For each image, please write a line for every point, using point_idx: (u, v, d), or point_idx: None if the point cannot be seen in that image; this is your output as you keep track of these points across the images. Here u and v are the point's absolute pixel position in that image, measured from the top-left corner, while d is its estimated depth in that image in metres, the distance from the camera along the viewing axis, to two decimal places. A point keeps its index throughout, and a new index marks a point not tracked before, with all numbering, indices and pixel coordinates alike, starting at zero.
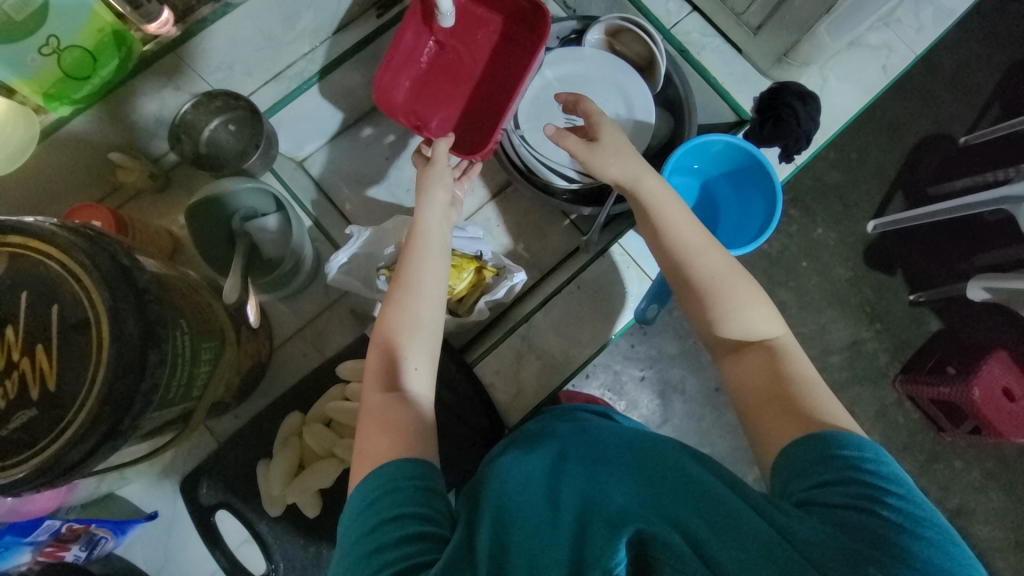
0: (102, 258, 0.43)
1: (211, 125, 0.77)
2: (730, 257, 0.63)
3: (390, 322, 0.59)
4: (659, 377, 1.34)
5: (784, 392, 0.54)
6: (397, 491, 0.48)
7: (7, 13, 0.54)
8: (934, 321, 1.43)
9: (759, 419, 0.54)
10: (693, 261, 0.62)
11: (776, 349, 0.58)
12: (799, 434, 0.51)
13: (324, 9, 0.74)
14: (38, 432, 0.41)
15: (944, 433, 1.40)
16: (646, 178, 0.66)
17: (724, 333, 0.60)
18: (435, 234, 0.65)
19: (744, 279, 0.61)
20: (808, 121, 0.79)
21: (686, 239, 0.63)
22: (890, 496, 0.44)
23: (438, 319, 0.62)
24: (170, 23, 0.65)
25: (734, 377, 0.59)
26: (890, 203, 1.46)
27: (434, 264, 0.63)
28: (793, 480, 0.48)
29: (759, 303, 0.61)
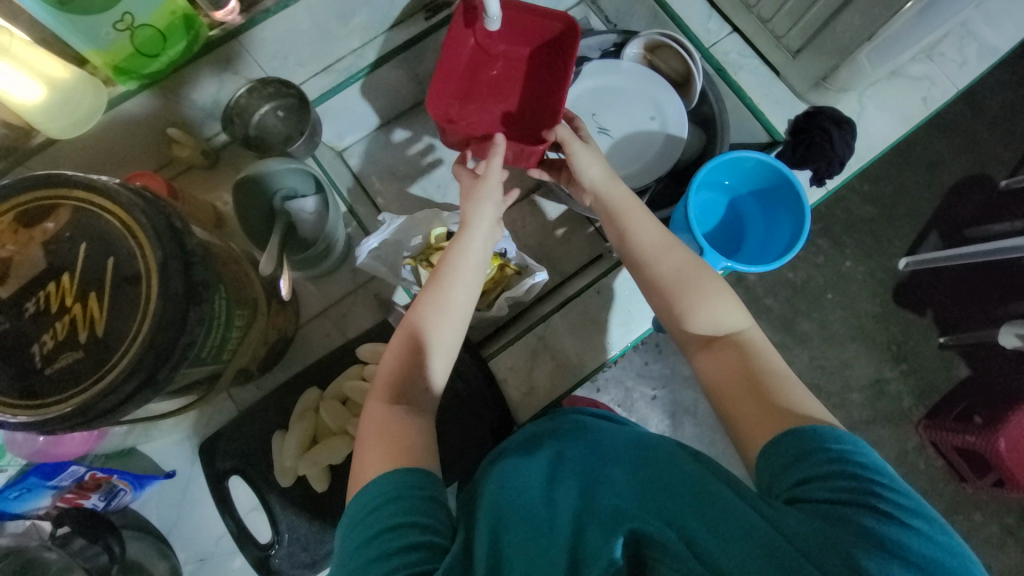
0: (157, 218, 0.46)
1: (260, 110, 0.81)
2: (690, 252, 0.64)
3: (422, 307, 0.61)
4: (670, 398, 1.34)
5: (754, 384, 0.55)
6: (398, 501, 0.49)
7: None
8: (962, 366, 1.39)
9: (734, 423, 0.55)
10: (654, 261, 0.64)
11: (742, 342, 0.59)
12: (776, 431, 0.51)
13: (378, 7, 0.76)
14: (82, 373, 0.44)
15: (966, 483, 1.35)
16: (617, 183, 0.69)
17: (692, 328, 0.61)
18: (474, 252, 0.65)
19: (706, 273, 0.62)
20: (842, 145, 0.78)
21: (648, 241, 0.65)
22: (879, 487, 0.44)
23: (460, 329, 0.62)
24: (235, 12, 0.68)
25: (706, 372, 0.59)
26: (924, 241, 1.43)
27: (467, 277, 0.64)
28: (776, 479, 0.48)
29: (723, 295, 0.61)
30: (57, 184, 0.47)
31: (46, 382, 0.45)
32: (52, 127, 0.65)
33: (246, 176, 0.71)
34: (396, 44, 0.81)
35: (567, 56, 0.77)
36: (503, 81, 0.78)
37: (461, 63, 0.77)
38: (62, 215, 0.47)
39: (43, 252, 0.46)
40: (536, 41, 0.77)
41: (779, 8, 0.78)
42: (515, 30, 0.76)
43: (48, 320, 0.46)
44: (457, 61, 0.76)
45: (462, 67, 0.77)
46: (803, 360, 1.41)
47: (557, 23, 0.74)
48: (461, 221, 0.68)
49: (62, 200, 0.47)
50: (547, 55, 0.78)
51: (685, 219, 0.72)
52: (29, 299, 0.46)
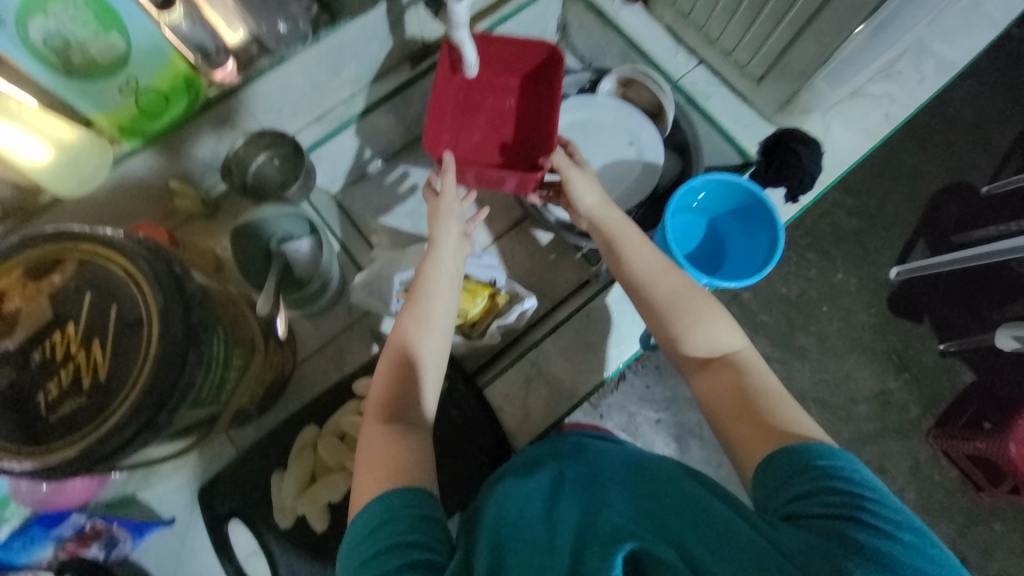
0: (159, 266, 0.49)
1: (257, 159, 0.84)
2: (688, 276, 0.66)
3: (405, 327, 0.63)
4: (674, 421, 1.33)
5: (747, 401, 0.56)
6: (394, 520, 0.50)
7: (94, 56, 0.60)
8: (966, 373, 1.39)
9: (731, 439, 0.55)
10: (654, 282, 0.65)
11: (738, 362, 0.60)
12: (770, 448, 0.52)
13: (366, 60, 0.82)
14: (84, 419, 0.46)
15: (983, 491, 1.32)
16: (615, 211, 0.72)
17: (690, 351, 0.62)
18: (447, 268, 0.67)
19: (701, 294, 0.64)
20: (811, 163, 0.82)
21: (649, 264, 0.67)
22: (868, 502, 0.45)
23: (443, 348, 0.64)
24: (232, 72, 0.72)
25: (702, 393, 0.60)
26: (912, 250, 1.46)
27: (445, 294, 0.66)
28: (773, 496, 0.49)
29: (717, 316, 0.63)
30: (65, 237, 0.49)
31: (49, 428, 0.46)
32: (60, 185, 0.69)
33: (247, 218, 0.74)
34: (384, 93, 0.87)
35: (552, 82, 0.81)
36: (493, 113, 0.83)
37: (453, 99, 0.82)
38: (69, 266, 0.49)
39: (49, 302, 0.49)
40: (523, 71, 0.82)
41: (740, 40, 0.83)
42: (500, 62, 0.81)
43: (53, 367, 0.48)
44: (447, 100, 0.81)
45: (450, 105, 0.82)
46: (806, 375, 1.41)
47: (541, 50, 0.79)
48: (429, 240, 0.69)
49: (69, 251, 0.49)
50: (534, 83, 0.83)
51: (665, 241, 0.75)
52: (35, 349, 0.48)
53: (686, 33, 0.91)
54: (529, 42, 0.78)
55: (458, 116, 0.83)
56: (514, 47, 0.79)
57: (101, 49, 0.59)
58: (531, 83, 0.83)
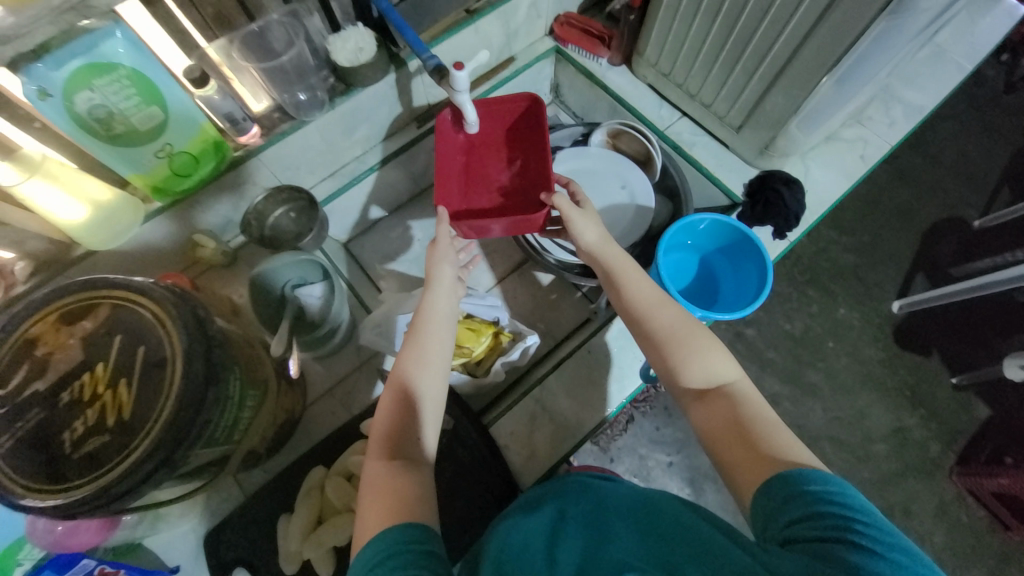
0: (184, 308, 0.53)
1: (275, 213, 0.90)
2: (685, 312, 0.68)
3: (404, 366, 0.65)
4: (687, 464, 1.30)
5: (742, 429, 0.56)
6: (395, 555, 0.49)
7: (136, 125, 0.67)
8: (981, 406, 1.36)
9: (729, 470, 0.55)
10: (652, 316, 0.68)
11: (734, 393, 0.60)
12: (764, 475, 0.51)
13: (376, 123, 0.91)
14: (106, 456, 0.48)
15: (1012, 532, 1.26)
16: (614, 246, 0.75)
17: (687, 382, 0.63)
18: (442, 307, 0.71)
19: (700, 328, 0.66)
20: (794, 202, 0.87)
21: (647, 298, 0.69)
22: (861, 524, 0.44)
23: (441, 387, 0.66)
24: (256, 136, 0.80)
25: (699, 423, 0.60)
26: (912, 284, 1.48)
27: (442, 334, 0.68)
28: (769, 523, 0.48)
29: (713, 348, 0.64)
30: (100, 286, 0.54)
31: (72, 467, 0.48)
32: (94, 241, 0.74)
33: (261, 267, 0.77)
34: (393, 149, 0.95)
35: (538, 128, 0.86)
36: (490, 169, 0.90)
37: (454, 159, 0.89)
38: (101, 312, 0.53)
39: (81, 345, 0.52)
40: (506, 122, 0.89)
41: (717, 94, 0.91)
42: (484, 118, 0.88)
43: (80, 408, 0.50)
44: (449, 156, 0.88)
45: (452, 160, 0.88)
46: (818, 413, 1.39)
47: (521, 101, 0.85)
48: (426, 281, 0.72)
49: (102, 298, 0.54)
50: (518, 132, 0.89)
51: (660, 277, 0.78)
52: (64, 390, 0.51)
53: (667, 89, 0.99)
54: (507, 96, 0.85)
55: (461, 175, 0.90)
56: (493, 102, 0.86)
57: (141, 118, 0.67)
58: (517, 131, 0.89)
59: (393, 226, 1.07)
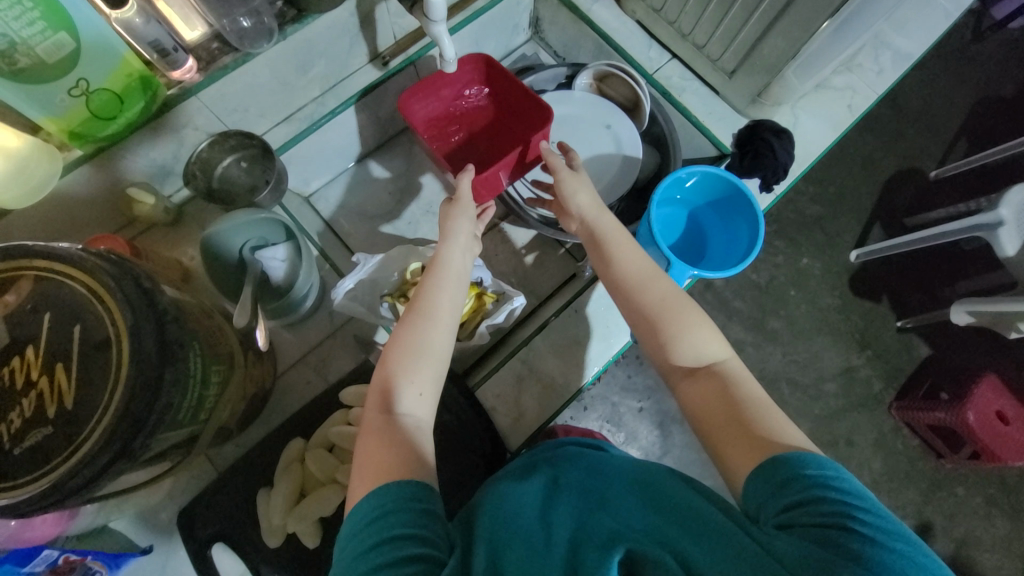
0: (126, 280, 0.46)
1: (223, 162, 0.81)
2: (675, 285, 0.67)
3: (409, 328, 0.61)
4: (656, 409, 1.35)
5: (734, 412, 0.56)
6: (395, 512, 0.47)
7: (42, 56, 0.55)
8: (923, 347, 1.47)
9: (720, 450, 0.55)
10: (645, 290, 0.66)
11: (725, 373, 0.60)
12: (760, 459, 0.51)
13: (336, 58, 0.80)
14: (53, 449, 0.43)
15: (944, 459, 1.40)
16: (605, 216, 0.72)
17: (677, 359, 0.62)
18: (454, 265, 0.67)
19: (689, 304, 0.65)
20: (783, 153, 0.84)
21: (637, 268, 0.68)
22: (858, 510, 0.44)
23: (447, 347, 0.62)
24: (193, 70, 0.68)
25: (690, 402, 0.60)
26: (870, 234, 1.53)
27: (451, 291, 0.65)
28: (762, 506, 0.48)
29: (702, 326, 0.64)
30: (17, 255, 0.46)
31: (15, 464, 0.43)
32: (7, 199, 0.63)
33: (212, 228, 0.68)
34: (357, 90, 0.84)
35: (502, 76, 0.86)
36: (481, 132, 0.90)
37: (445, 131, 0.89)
38: (23, 287, 0.45)
39: (5, 325, 0.45)
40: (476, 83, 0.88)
41: (711, 35, 0.84)
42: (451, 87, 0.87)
43: (13, 397, 0.44)
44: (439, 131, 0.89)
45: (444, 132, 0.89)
46: (777, 358, 1.46)
47: (476, 61, 0.85)
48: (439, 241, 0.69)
49: (22, 271, 0.45)
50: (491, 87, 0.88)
51: (651, 234, 0.75)
52: None
53: (658, 28, 0.92)
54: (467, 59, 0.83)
55: (457, 140, 0.90)
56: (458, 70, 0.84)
57: (49, 49, 0.55)
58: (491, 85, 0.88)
59: (359, 178, 0.97)
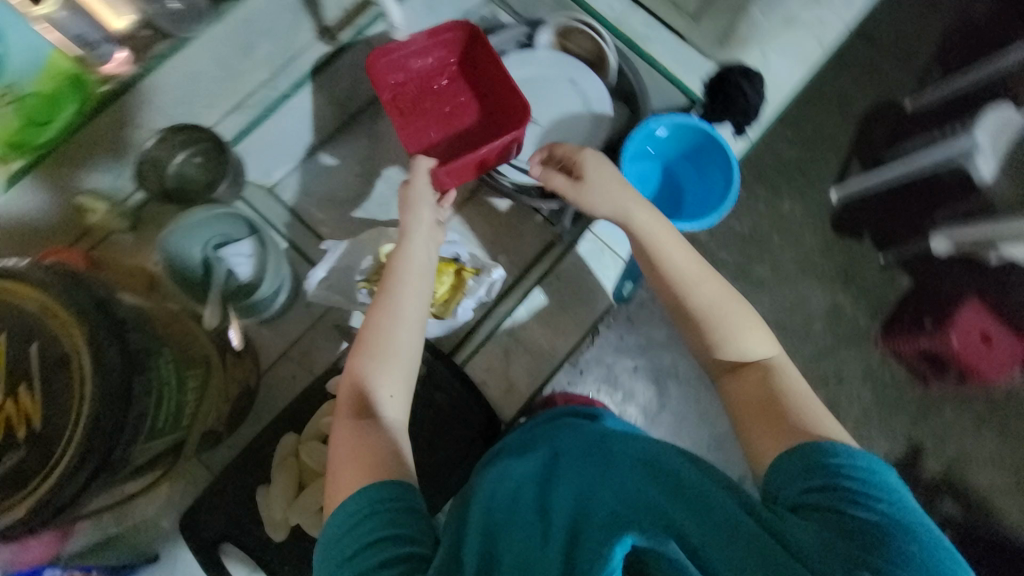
0: (80, 294, 0.44)
1: (175, 160, 0.76)
2: (726, 286, 0.65)
3: (375, 330, 0.60)
4: (651, 366, 1.33)
5: (780, 405, 0.57)
6: (374, 515, 0.47)
7: None
8: (906, 278, 1.49)
9: (748, 432, 0.57)
10: (691, 293, 0.64)
11: (772, 370, 0.60)
12: (786, 445, 0.53)
13: (278, 36, 0.77)
14: (29, 473, 0.42)
15: (932, 384, 1.44)
16: (636, 213, 0.67)
17: (722, 356, 0.62)
18: (418, 257, 0.65)
19: (741, 307, 0.64)
20: (754, 95, 0.82)
21: (685, 270, 0.65)
22: (877, 501, 0.46)
23: (416, 344, 0.61)
24: (127, 62, 0.68)
25: (733, 398, 0.60)
26: (849, 171, 1.53)
27: (417, 285, 0.63)
28: (784, 488, 0.50)
29: (753, 328, 0.63)
30: None
31: None
32: None
33: (167, 232, 0.66)
34: (305, 70, 0.80)
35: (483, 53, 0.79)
36: (448, 111, 0.81)
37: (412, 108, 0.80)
38: None
39: None
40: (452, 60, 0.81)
41: None
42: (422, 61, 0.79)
43: None
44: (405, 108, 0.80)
45: (408, 109, 0.80)
46: (765, 305, 1.47)
47: (456, 31, 0.78)
48: (400, 229, 0.66)
49: None
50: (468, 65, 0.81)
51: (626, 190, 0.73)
52: None
53: None
54: (443, 28, 0.77)
55: (430, 119, 0.81)
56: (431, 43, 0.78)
57: None
58: (470, 64, 0.81)
59: None
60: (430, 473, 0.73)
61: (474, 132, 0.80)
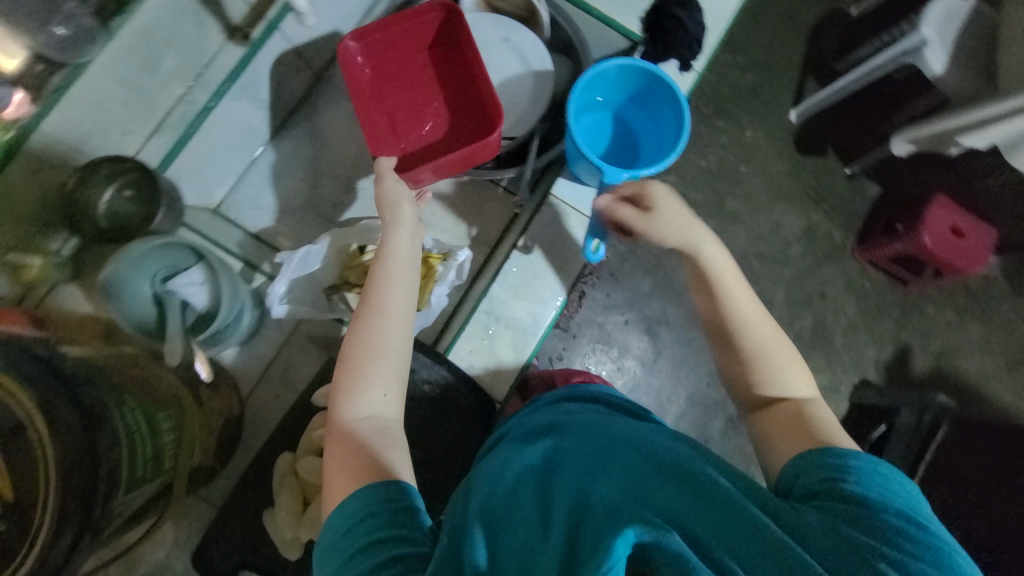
0: (18, 358, 0.42)
1: (105, 196, 0.74)
2: (774, 326, 0.62)
3: (361, 334, 0.57)
4: (640, 317, 1.31)
5: (812, 431, 0.54)
6: (371, 517, 0.46)
7: None
8: (873, 187, 1.50)
9: (773, 448, 0.55)
10: (736, 325, 0.62)
11: (811, 407, 0.57)
12: (810, 450, 0.51)
13: (187, 45, 0.70)
14: (12, 547, 0.40)
15: (911, 285, 1.47)
16: (708, 247, 0.64)
17: (758, 390, 0.59)
18: (401, 250, 0.62)
19: (787, 348, 0.61)
20: (694, 25, 0.79)
21: (736, 306, 0.62)
22: (898, 504, 0.44)
23: (406, 341, 0.59)
24: (25, 103, 0.56)
25: (764, 428, 0.57)
26: (805, 88, 1.51)
27: (403, 283, 0.60)
28: (797, 481, 0.49)
29: (792, 366, 0.60)
30: None
31: None
32: None
33: (112, 273, 0.63)
34: (223, 75, 0.74)
35: (460, 39, 0.76)
36: (423, 98, 0.79)
37: (380, 95, 0.78)
38: None
39: None
40: (427, 44, 0.78)
41: None
42: (392, 45, 0.77)
43: None
44: (372, 95, 0.77)
45: (376, 97, 0.78)
46: (742, 237, 1.48)
47: (434, 12, 0.74)
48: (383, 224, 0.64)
49: None
50: (445, 51, 0.79)
51: (577, 149, 0.71)
52: None
53: None
54: (420, 10, 0.73)
55: (398, 106, 0.79)
56: (406, 27, 0.75)
57: None
58: (445, 51, 0.79)
59: None
60: (433, 464, 0.74)
61: (449, 121, 0.79)
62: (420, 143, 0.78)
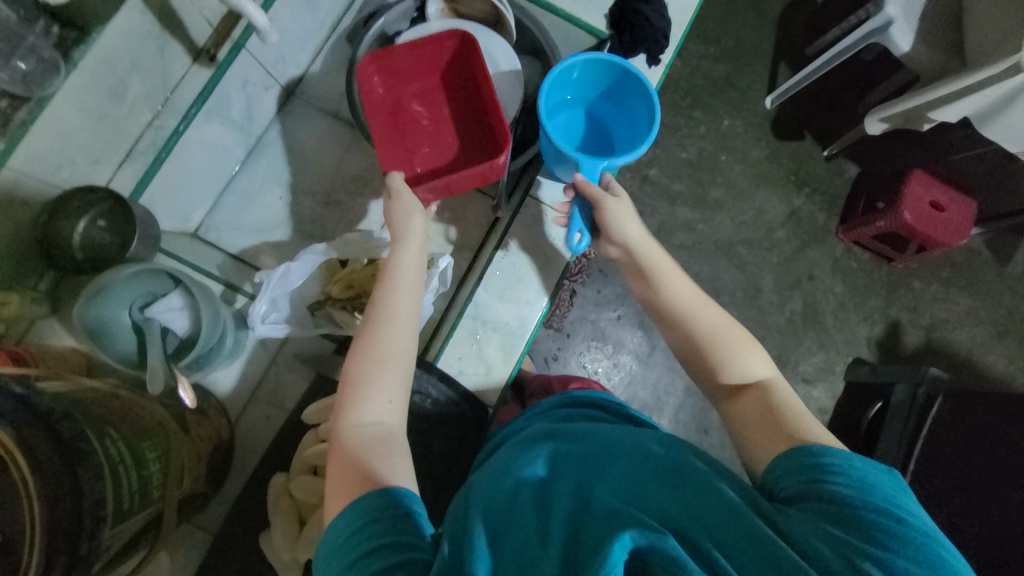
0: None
1: (78, 228, 0.72)
2: (725, 311, 0.61)
3: (365, 346, 0.56)
4: (633, 312, 1.31)
5: (778, 415, 0.52)
6: (372, 523, 0.43)
7: None
8: (852, 167, 1.52)
9: (745, 441, 0.52)
10: (693, 314, 0.60)
11: (773, 389, 0.55)
12: (784, 447, 0.48)
13: (154, 75, 0.70)
14: None
15: (896, 261, 1.49)
16: (656, 247, 0.67)
17: (720, 376, 0.57)
18: (409, 262, 0.62)
19: (742, 331, 0.59)
20: (658, 19, 0.81)
21: (684, 293, 0.62)
22: (887, 501, 0.41)
23: (411, 351, 0.57)
24: None
25: (732, 418, 0.54)
26: (778, 74, 1.53)
27: (409, 294, 0.60)
28: (779, 479, 0.46)
29: (750, 348, 0.58)
30: None
31: None
32: None
33: (92, 307, 0.62)
34: (190, 100, 0.74)
35: (473, 65, 0.75)
36: (432, 118, 0.78)
37: (386, 113, 0.76)
38: None
39: None
40: (439, 66, 0.76)
41: None
42: (402, 67, 0.75)
43: None
44: (380, 113, 0.75)
45: (382, 115, 0.76)
46: (727, 225, 1.49)
47: (449, 40, 0.73)
48: (393, 236, 0.64)
49: None
50: (456, 76, 0.78)
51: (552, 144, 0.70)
52: None
53: None
54: (437, 35, 0.72)
55: (403, 126, 0.77)
56: (418, 48, 0.73)
57: None
58: (456, 73, 0.78)
59: None
60: (428, 474, 0.74)
61: (459, 142, 0.77)
62: (425, 163, 0.76)
